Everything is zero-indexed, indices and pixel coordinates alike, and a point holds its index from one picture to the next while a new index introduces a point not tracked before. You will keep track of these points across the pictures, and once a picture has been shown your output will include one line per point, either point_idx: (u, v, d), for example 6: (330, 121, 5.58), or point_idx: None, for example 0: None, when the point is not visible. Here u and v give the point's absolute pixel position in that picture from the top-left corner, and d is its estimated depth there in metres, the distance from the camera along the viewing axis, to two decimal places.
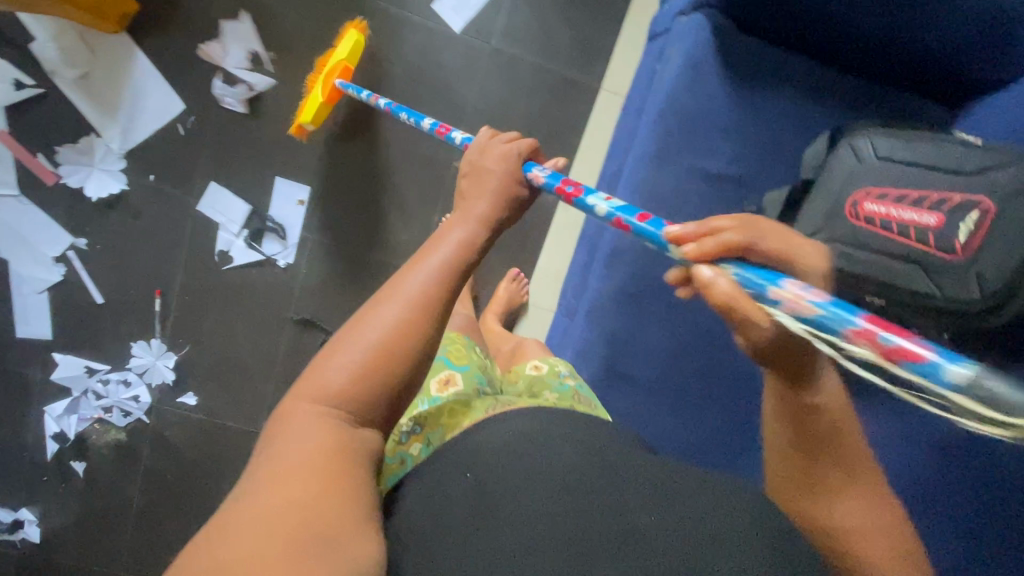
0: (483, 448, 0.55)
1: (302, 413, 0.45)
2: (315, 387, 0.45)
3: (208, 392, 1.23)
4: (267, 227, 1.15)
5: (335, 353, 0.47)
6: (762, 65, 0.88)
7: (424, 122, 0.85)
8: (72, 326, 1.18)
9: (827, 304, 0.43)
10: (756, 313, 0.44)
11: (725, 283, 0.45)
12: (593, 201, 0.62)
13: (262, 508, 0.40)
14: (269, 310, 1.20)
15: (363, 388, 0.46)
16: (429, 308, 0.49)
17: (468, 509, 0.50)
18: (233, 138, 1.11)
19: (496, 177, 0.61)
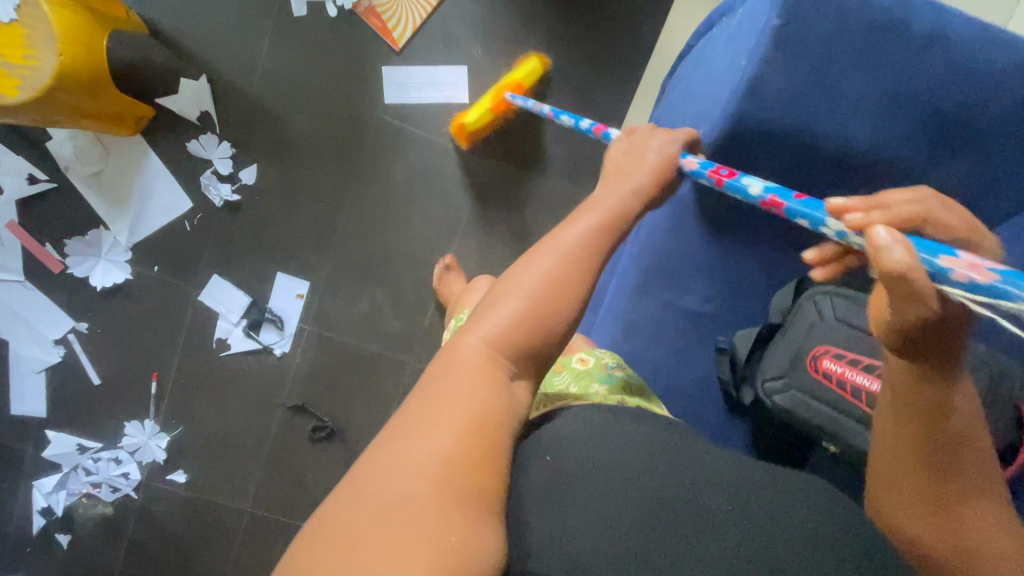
0: (556, 426, 0.54)
1: (466, 353, 0.47)
2: (479, 331, 0.48)
3: (198, 469, 1.26)
4: (265, 318, 1.19)
5: (502, 292, 0.50)
6: (735, 218, 0.94)
7: (582, 124, 0.88)
8: (68, 405, 1.20)
9: (915, 240, 0.41)
10: (897, 256, 0.35)
11: (901, 247, 0.35)
12: (747, 181, 0.64)
13: (427, 446, 0.41)
14: (263, 394, 1.24)
15: (521, 336, 0.48)
16: (591, 258, 0.53)
17: (545, 488, 0.48)
18: (236, 235, 1.15)
19: (657, 159, 0.66)
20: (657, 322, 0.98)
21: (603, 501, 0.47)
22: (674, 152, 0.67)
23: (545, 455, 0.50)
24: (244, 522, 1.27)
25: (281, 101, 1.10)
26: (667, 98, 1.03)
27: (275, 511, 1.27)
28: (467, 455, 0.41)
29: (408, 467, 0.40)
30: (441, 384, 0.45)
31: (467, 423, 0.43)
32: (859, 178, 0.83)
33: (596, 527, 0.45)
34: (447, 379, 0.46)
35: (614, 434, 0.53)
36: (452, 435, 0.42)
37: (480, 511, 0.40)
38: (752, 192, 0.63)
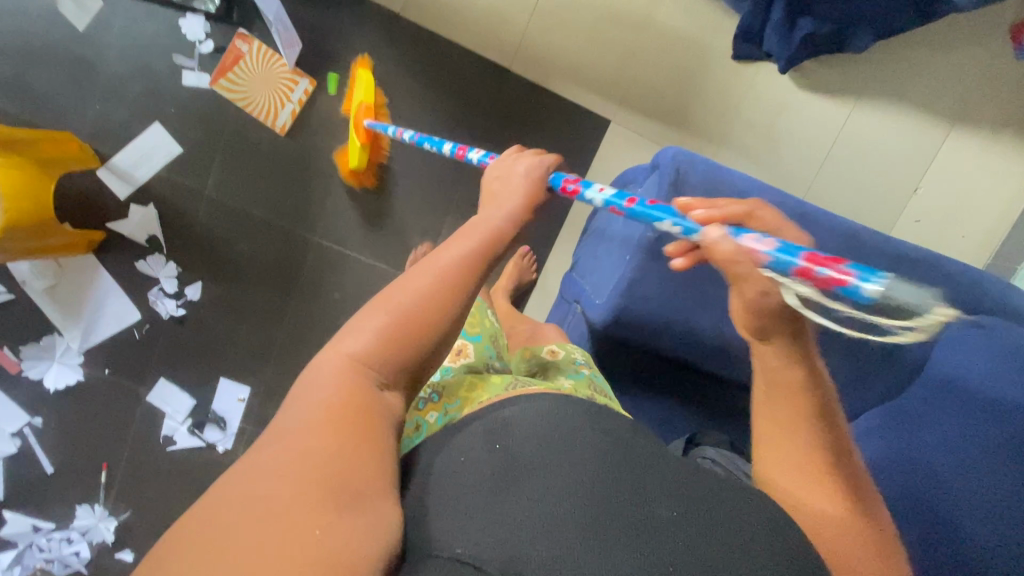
0: (514, 424, 0.58)
1: (328, 364, 0.50)
2: (345, 346, 0.51)
3: (144, 553, 1.31)
4: (208, 418, 1.26)
5: (367, 317, 0.54)
6: (632, 376, 0.96)
7: (444, 149, 0.93)
8: (22, 492, 1.27)
9: (776, 249, 0.52)
10: (722, 248, 0.56)
11: (724, 243, 0.55)
12: (589, 194, 0.73)
13: (290, 451, 0.43)
14: (207, 486, 1.31)
15: (392, 352, 0.52)
16: (461, 280, 0.57)
17: (500, 473, 0.53)
18: (182, 344, 1.23)
19: (525, 186, 0.74)
20: None
21: (549, 508, 0.49)
22: (540, 174, 0.77)
23: (491, 445, 0.56)
24: None
25: (224, 224, 1.18)
26: (586, 242, 1.09)
27: None
28: (325, 451, 0.44)
29: (267, 471, 0.41)
30: (306, 402, 0.48)
31: (319, 426, 0.45)
32: (739, 360, 0.87)
33: (536, 524, 0.48)
34: (312, 391, 0.48)
35: (567, 422, 0.57)
36: (312, 439, 0.44)
37: (353, 509, 0.42)
38: (593, 201, 0.73)
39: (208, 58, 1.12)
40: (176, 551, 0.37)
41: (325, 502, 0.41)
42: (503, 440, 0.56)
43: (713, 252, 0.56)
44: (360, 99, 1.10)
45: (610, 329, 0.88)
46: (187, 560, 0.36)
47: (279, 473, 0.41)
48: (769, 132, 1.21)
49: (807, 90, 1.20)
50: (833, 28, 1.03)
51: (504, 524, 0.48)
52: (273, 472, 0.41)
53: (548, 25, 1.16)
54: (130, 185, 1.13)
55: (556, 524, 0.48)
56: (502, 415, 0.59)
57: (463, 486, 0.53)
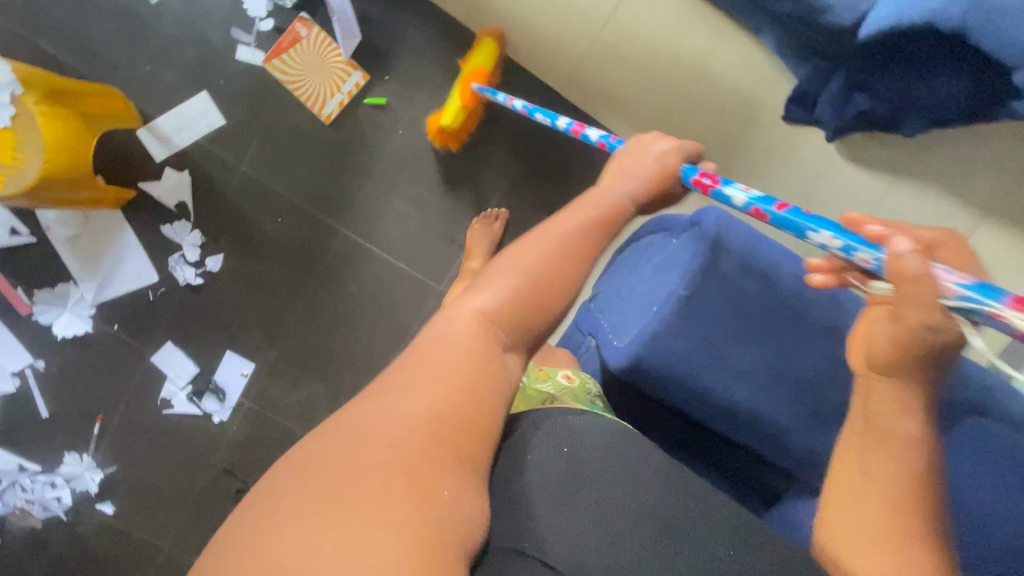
0: (580, 431, 0.62)
1: (459, 313, 0.54)
2: (475, 303, 0.55)
3: (125, 507, 1.33)
4: (208, 388, 1.28)
5: (497, 278, 0.57)
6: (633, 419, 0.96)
7: (559, 121, 0.93)
8: (14, 432, 1.28)
9: (977, 287, 0.43)
10: (907, 264, 0.46)
11: (914, 267, 0.45)
12: (732, 191, 0.68)
13: (412, 402, 0.46)
14: (196, 452, 1.32)
15: (512, 317, 0.55)
16: (578, 247, 0.62)
17: (568, 476, 0.58)
18: (194, 312, 1.23)
19: (654, 163, 0.80)
20: None
21: (610, 518, 0.55)
22: (676, 157, 0.82)
23: (561, 448, 0.60)
24: (154, 565, 1.33)
25: (254, 201, 1.18)
26: (610, 277, 1.09)
27: (186, 560, 1.34)
28: (446, 420, 0.46)
29: (390, 421, 0.44)
30: (429, 353, 0.50)
31: (435, 384, 0.47)
32: (743, 427, 0.87)
33: (600, 538, 0.53)
34: (441, 342, 0.51)
35: (626, 451, 0.61)
36: (437, 396, 0.47)
37: (454, 479, 0.43)
38: (736, 202, 0.68)
39: (265, 36, 1.12)
40: (310, 473, 0.40)
41: (433, 475, 0.42)
42: (572, 445, 0.60)
43: (893, 265, 0.46)
44: (481, 65, 1.13)
45: (621, 375, 0.88)
46: (319, 488, 0.39)
47: (401, 426, 0.44)
48: (806, 195, 1.23)
49: (852, 159, 1.16)
50: (888, 111, 0.96)
51: (580, 528, 0.53)
52: (397, 422, 0.44)
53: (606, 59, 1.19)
54: (168, 149, 1.14)
55: (618, 535, 0.54)
56: (569, 422, 0.62)
57: (529, 483, 0.57)
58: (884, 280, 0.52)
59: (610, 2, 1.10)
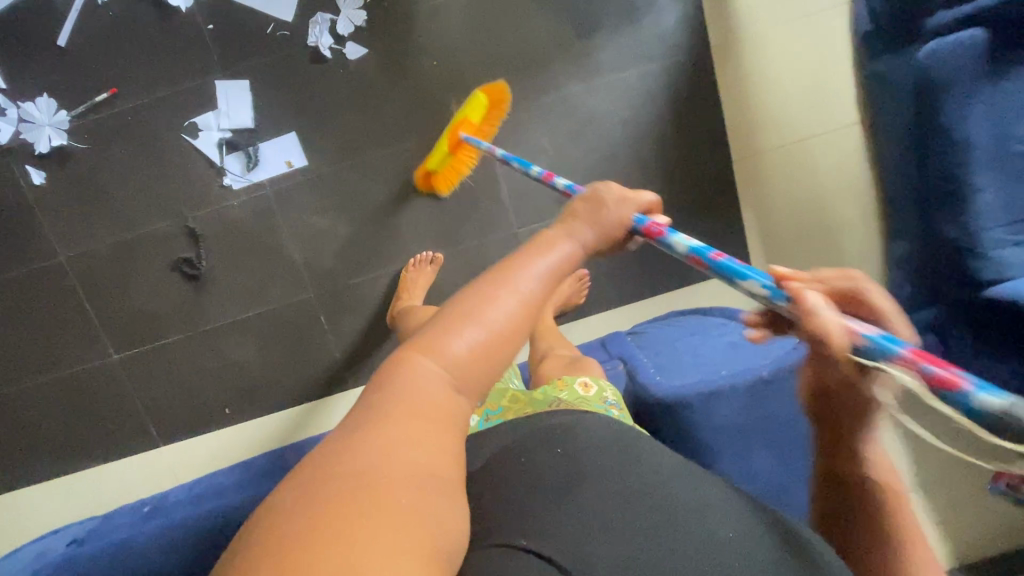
0: (580, 432, 0.61)
1: (421, 367, 0.41)
2: (451, 340, 0.42)
3: (57, 189, 1.16)
4: (244, 149, 1.14)
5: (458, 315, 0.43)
6: None
7: (529, 169, 0.90)
8: (16, 32, 1.08)
9: (880, 335, 0.39)
10: (822, 322, 0.41)
11: (824, 314, 0.41)
12: (674, 241, 0.60)
13: (397, 440, 0.37)
14: (177, 194, 1.16)
15: (481, 363, 0.43)
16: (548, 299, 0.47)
17: (561, 482, 0.54)
18: (294, 75, 1.11)
19: (613, 214, 0.57)
20: None
21: (611, 522, 0.50)
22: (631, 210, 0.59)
23: (556, 450, 0.58)
24: (43, 264, 1.19)
25: (431, 32, 1.12)
26: (663, 326, 1.13)
27: (82, 282, 1.21)
28: (441, 458, 0.39)
29: (393, 454, 0.36)
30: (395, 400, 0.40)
31: (418, 419, 0.39)
32: None
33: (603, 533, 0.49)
34: (417, 386, 0.40)
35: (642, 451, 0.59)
36: (428, 436, 0.39)
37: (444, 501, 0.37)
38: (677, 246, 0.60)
39: None
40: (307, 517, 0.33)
41: (438, 497, 0.37)
42: (564, 444, 0.59)
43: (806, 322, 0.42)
44: (466, 114, 1.10)
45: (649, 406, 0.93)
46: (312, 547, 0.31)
47: (413, 452, 0.37)
48: None
49: None
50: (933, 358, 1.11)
51: (586, 522, 0.50)
52: (400, 461, 0.36)
53: (781, 164, 1.19)
54: None
55: (620, 507, 0.51)
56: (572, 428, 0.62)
57: (523, 492, 0.54)
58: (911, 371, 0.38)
59: (809, 131, 1.17)
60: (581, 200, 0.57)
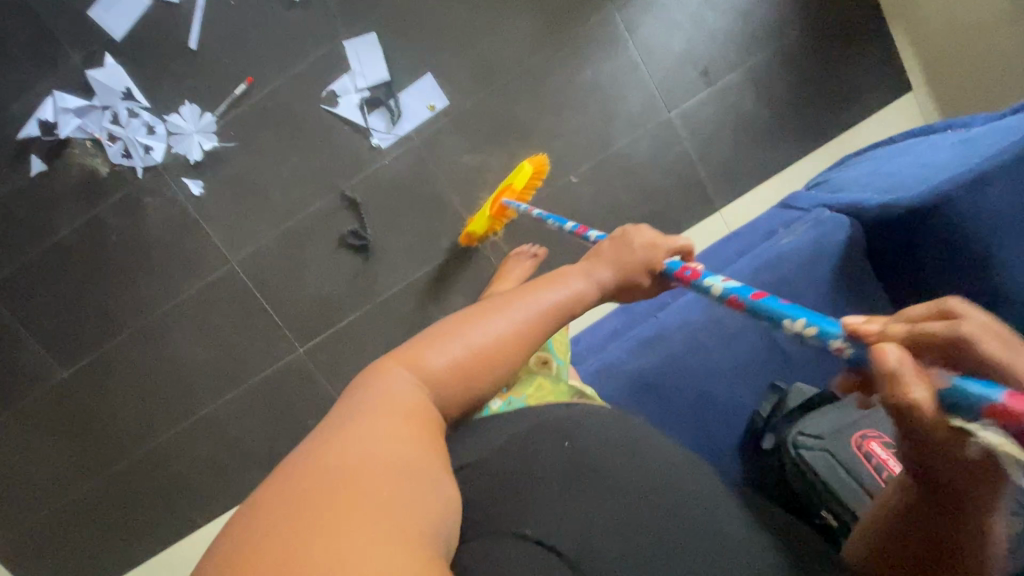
0: (579, 426, 0.56)
1: (402, 377, 0.46)
2: (438, 353, 0.48)
3: (214, 195, 1.16)
4: (385, 104, 1.12)
5: (443, 335, 0.50)
6: (858, 284, 0.99)
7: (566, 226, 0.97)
8: (148, 47, 1.09)
9: (964, 377, 0.32)
10: (915, 379, 0.33)
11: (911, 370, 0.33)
12: (711, 282, 0.62)
13: (371, 430, 0.40)
14: (329, 168, 1.15)
15: (466, 377, 0.49)
16: (531, 330, 0.53)
17: (570, 470, 0.50)
18: (419, 16, 1.11)
19: (628, 255, 0.65)
20: (735, 331, 1.00)
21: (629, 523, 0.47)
22: (658, 250, 0.67)
23: (562, 442, 0.53)
24: (217, 274, 1.19)
25: None
26: (853, 166, 1.09)
27: (254, 283, 1.20)
28: (415, 450, 0.40)
29: (369, 444, 0.38)
30: (376, 397, 0.43)
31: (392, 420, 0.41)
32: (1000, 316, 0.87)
33: (609, 535, 0.45)
34: (394, 390, 0.44)
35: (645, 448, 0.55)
36: (411, 443, 0.40)
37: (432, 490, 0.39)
38: (713, 290, 0.61)
39: None
40: (282, 505, 0.33)
41: (411, 503, 0.36)
42: (572, 437, 0.54)
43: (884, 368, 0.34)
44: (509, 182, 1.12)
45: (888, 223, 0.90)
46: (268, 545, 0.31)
47: (391, 442, 0.39)
48: None
49: None
50: None
51: (580, 518, 0.46)
52: (372, 447, 0.38)
53: None
54: None
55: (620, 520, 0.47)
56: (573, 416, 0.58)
57: (525, 481, 0.49)
58: (983, 419, 0.31)
59: None
60: (610, 238, 0.68)
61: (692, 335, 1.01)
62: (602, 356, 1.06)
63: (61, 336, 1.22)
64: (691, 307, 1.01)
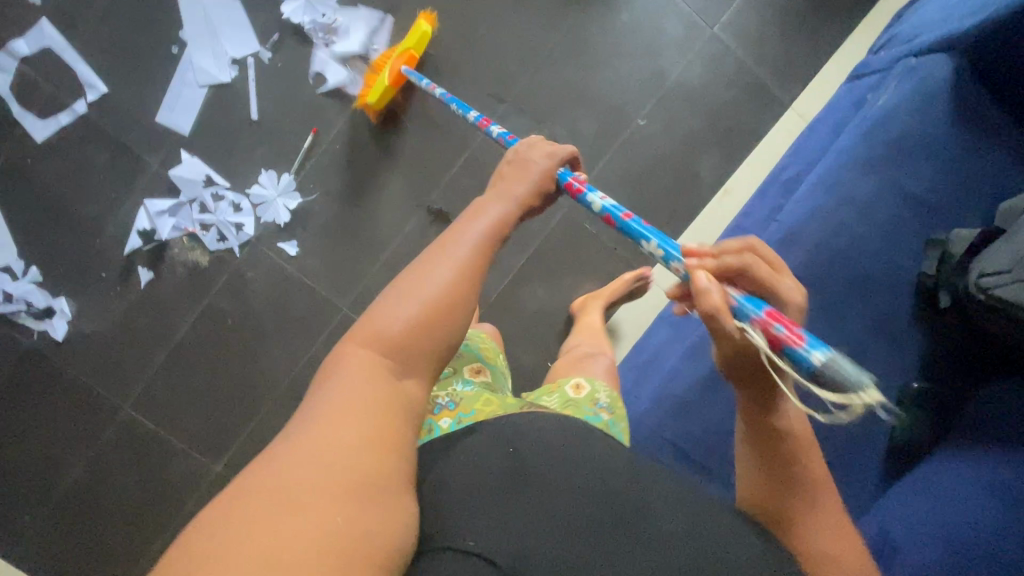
0: (526, 431, 0.57)
1: (356, 358, 0.47)
2: (385, 325, 0.49)
3: (310, 251, 1.18)
4: (445, 110, 1.15)
5: (392, 301, 0.50)
6: (975, 114, 0.96)
7: (468, 115, 0.91)
8: (214, 131, 1.13)
9: (742, 297, 0.51)
10: (712, 297, 0.49)
11: (714, 291, 0.49)
12: (592, 199, 0.70)
13: (316, 444, 0.40)
14: (409, 188, 1.16)
15: (416, 340, 0.49)
16: (472, 270, 0.55)
17: (509, 476, 0.53)
18: (452, 20, 1.15)
19: (536, 174, 0.67)
20: (870, 202, 0.96)
21: (560, 528, 0.49)
22: (557, 164, 0.69)
23: (507, 448, 0.55)
24: (331, 326, 1.19)
25: None
26: (914, 13, 1.05)
27: None
28: (358, 447, 0.41)
29: (305, 459, 0.39)
30: (319, 405, 0.44)
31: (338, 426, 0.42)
32: None
33: (535, 537, 0.49)
34: (347, 386, 0.45)
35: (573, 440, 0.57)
36: (356, 443, 0.41)
37: (376, 503, 0.40)
38: (593, 205, 0.71)
39: None
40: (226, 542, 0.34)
41: (365, 504, 0.39)
42: (516, 441, 0.56)
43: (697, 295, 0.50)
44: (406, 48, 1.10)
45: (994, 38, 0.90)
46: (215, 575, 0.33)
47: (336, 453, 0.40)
48: None
49: None
50: None
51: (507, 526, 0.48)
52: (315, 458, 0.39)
53: None
54: None
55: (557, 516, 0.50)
56: (515, 421, 0.59)
57: (460, 486, 0.52)
58: (747, 323, 0.50)
59: None
60: (507, 162, 0.69)
61: (830, 220, 0.96)
62: None
63: (201, 437, 1.21)
64: (815, 196, 0.98)
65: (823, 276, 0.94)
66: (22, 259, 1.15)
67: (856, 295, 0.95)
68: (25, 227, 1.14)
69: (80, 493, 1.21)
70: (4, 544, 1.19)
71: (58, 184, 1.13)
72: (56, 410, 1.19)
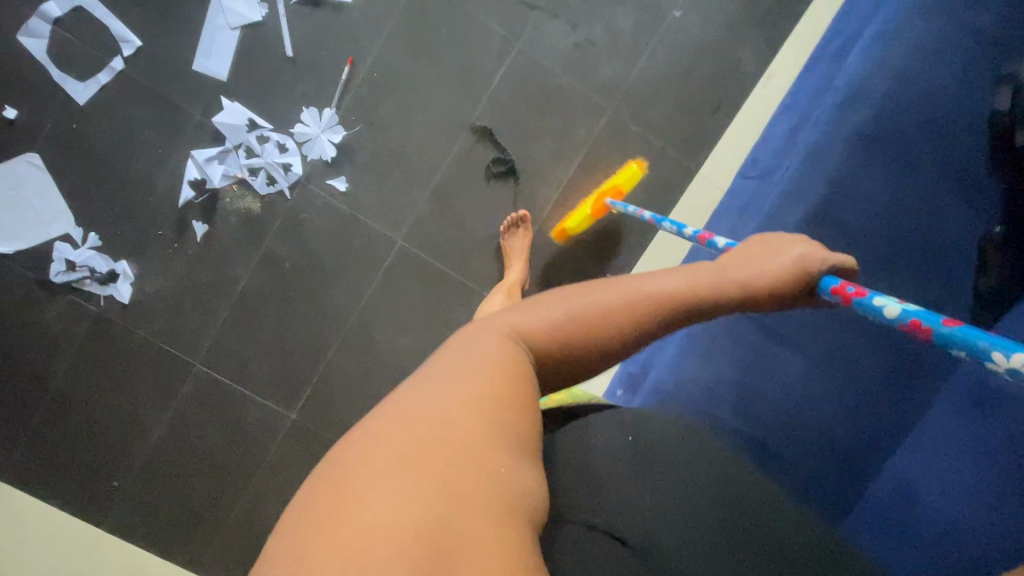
0: (646, 424, 0.61)
1: (492, 331, 0.47)
2: (523, 317, 0.48)
3: (360, 184, 1.17)
4: (478, 27, 1.15)
5: (544, 301, 0.50)
6: None
7: (683, 233, 0.94)
8: (252, 73, 1.13)
9: None
10: None
11: None
12: (884, 303, 0.57)
13: (450, 398, 0.40)
14: (451, 109, 1.16)
15: (556, 340, 0.48)
16: (647, 308, 0.52)
17: (635, 467, 0.56)
18: None
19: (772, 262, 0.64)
20: (937, 45, 0.93)
21: (682, 525, 0.54)
22: (810, 257, 0.65)
23: (628, 437, 0.58)
24: (391, 258, 1.20)
25: None
26: None
27: (426, 251, 1.20)
28: (493, 412, 0.41)
29: (442, 403, 0.40)
30: (456, 362, 0.44)
31: (473, 386, 0.42)
32: None
33: (655, 523, 0.53)
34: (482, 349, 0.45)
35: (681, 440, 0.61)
36: (484, 408, 0.41)
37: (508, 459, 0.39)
38: (887, 313, 0.57)
39: None
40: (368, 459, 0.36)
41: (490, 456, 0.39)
42: (636, 435, 0.59)
43: None
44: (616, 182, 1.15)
45: None
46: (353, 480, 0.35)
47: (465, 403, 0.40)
48: None
49: None
50: None
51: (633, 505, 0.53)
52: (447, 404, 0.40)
53: None
54: None
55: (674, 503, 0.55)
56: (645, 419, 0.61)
57: (598, 465, 0.55)
58: None
59: None
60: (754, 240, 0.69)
61: (895, 71, 0.94)
62: (798, 147, 1.03)
63: (275, 385, 1.22)
64: (875, 51, 0.96)
65: (888, 129, 0.94)
66: (80, 226, 1.15)
67: (928, 145, 0.94)
68: (78, 194, 1.15)
69: (165, 453, 1.23)
70: (100, 507, 1.22)
71: (105, 146, 1.14)
72: (133, 373, 1.21)
